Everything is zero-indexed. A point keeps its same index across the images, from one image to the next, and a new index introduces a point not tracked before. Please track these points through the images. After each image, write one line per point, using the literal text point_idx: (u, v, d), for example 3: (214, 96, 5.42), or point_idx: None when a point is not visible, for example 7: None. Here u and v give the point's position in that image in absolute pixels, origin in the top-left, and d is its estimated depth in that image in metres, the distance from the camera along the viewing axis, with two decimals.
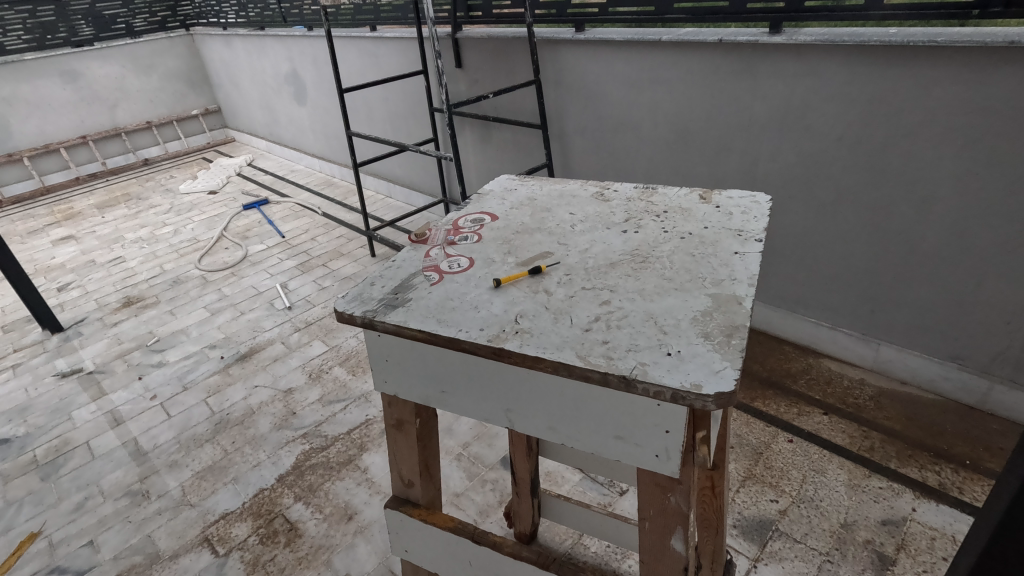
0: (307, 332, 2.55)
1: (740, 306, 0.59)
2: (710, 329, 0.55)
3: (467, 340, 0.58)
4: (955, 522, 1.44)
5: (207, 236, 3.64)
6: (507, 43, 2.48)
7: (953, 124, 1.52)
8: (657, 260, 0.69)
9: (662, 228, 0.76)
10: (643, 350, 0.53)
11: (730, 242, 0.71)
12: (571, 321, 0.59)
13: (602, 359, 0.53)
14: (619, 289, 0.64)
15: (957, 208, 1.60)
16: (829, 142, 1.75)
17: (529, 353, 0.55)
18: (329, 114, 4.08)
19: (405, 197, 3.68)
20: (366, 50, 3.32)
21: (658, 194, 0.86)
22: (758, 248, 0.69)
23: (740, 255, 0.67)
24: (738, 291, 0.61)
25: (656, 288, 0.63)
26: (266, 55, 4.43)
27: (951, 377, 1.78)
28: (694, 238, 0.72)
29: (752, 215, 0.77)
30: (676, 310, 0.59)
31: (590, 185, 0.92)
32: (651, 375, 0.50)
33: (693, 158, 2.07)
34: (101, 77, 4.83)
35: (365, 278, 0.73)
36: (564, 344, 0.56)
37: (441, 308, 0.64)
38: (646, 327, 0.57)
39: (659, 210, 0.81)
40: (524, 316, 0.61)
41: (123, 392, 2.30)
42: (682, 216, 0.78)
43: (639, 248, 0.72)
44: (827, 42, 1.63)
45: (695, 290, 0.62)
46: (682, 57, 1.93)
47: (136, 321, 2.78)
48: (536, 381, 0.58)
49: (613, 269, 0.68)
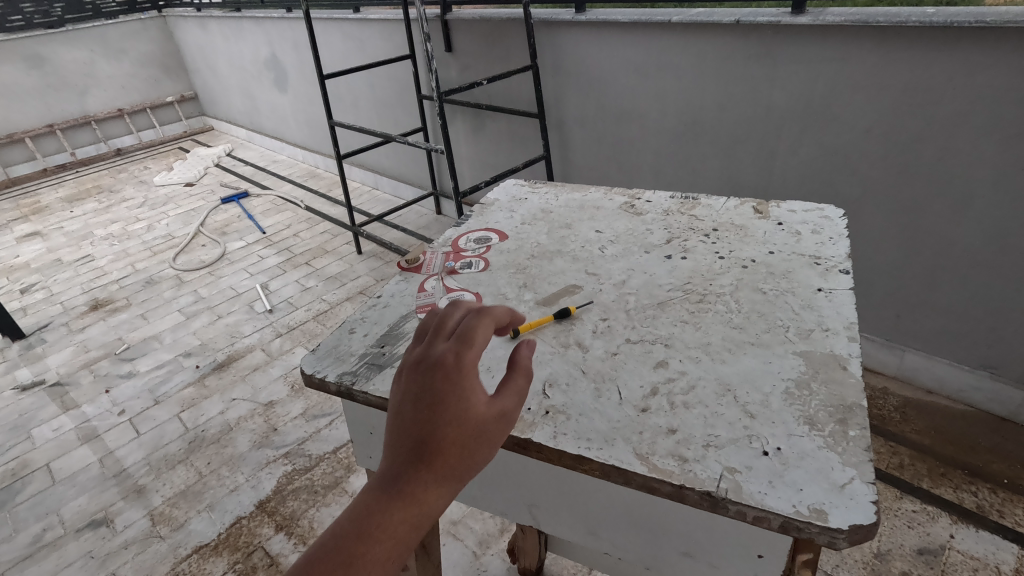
0: (289, 338, 2.39)
1: (842, 375, 0.68)
2: (817, 418, 0.63)
3: None
4: (998, 551, 1.33)
5: (183, 231, 3.43)
6: (500, 25, 2.30)
7: (997, 117, 1.38)
8: (712, 301, 0.82)
9: (719, 253, 0.92)
10: (728, 449, 0.60)
11: (814, 275, 0.84)
12: (621, 399, 0.67)
13: (674, 462, 0.60)
14: (674, 347, 0.74)
15: (997, 209, 1.46)
16: (856, 136, 1.60)
17: (571, 451, 0.62)
18: (312, 103, 3.88)
19: (392, 189, 3.50)
20: (348, 34, 3.12)
21: (699, 207, 1.05)
22: (836, 284, 0.82)
23: (825, 294, 0.80)
24: (843, 352, 0.71)
25: (723, 344, 0.74)
26: (244, 38, 4.20)
27: (983, 388, 1.66)
28: (755, 265, 0.88)
29: (814, 233, 0.94)
30: (762, 380, 0.68)
31: (621, 197, 1.12)
32: (746, 492, 0.56)
33: (704, 150, 1.91)
34: (68, 62, 4.56)
35: (353, 330, 0.85)
36: (617, 435, 0.63)
37: None
38: (729, 410, 0.65)
39: (709, 228, 0.99)
40: (553, 385, 0.70)
41: (89, 407, 2.12)
42: (742, 240, 0.95)
43: (691, 281, 0.86)
44: (857, 23, 1.46)
45: (781, 347, 0.73)
46: (692, 41, 1.77)
47: (106, 326, 2.60)
48: (585, 486, 0.68)
49: (666, 314, 0.80)
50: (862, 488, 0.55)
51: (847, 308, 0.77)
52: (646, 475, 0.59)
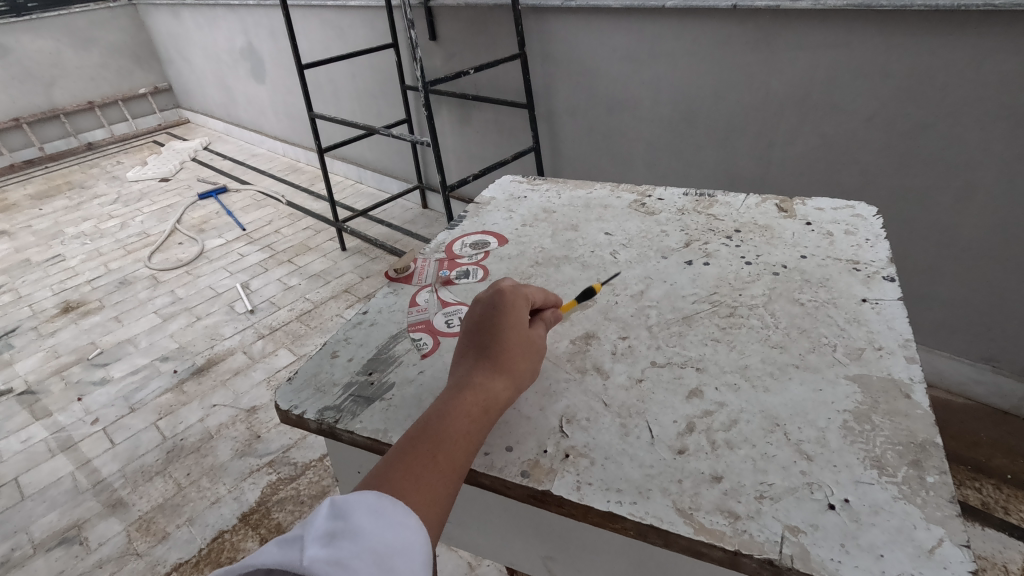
0: (271, 340, 2.30)
1: (905, 407, 0.64)
2: (884, 461, 0.59)
3: (485, 474, 0.62)
4: (1005, 549, 1.32)
5: (158, 229, 3.31)
6: (487, 12, 2.21)
7: (1006, 105, 1.34)
8: (745, 317, 0.78)
9: (745, 257, 0.89)
10: (787, 502, 0.56)
11: (858, 286, 0.81)
12: (653, 438, 0.63)
13: (723, 519, 0.55)
14: (708, 371, 0.71)
15: (1004, 200, 1.42)
16: (858, 125, 1.55)
17: (600, 507, 0.57)
18: (292, 94, 3.75)
19: (377, 183, 3.41)
20: (328, 22, 3.00)
21: (716, 205, 1.03)
22: (880, 294, 0.79)
23: (869, 305, 0.77)
24: (904, 377, 0.67)
25: (767, 367, 0.70)
26: (218, 27, 4.04)
27: (984, 381, 1.64)
28: (786, 271, 0.85)
29: (846, 234, 0.91)
30: (815, 412, 0.64)
31: (630, 194, 1.09)
32: (815, 560, 0.51)
33: (700, 141, 1.86)
34: (33, 52, 4.37)
35: (337, 355, 0.81)
36: (652, 486, 0.58)
37: (418, 411, 0.70)
38: (780, 452, 0.60)
39: (729, 229, 0.96)
40: (572, 421, 0.66)
41: (60, 415, 2.02)
42: (769, 243, 0.92)
43: (719, 291, 0.83)
44: (860, 6, 1.40)
45: (831, 372, 0.69)
46: (688, 28, 1.70)
47: (77, 330, 2.49)
48: (601, 537, 0.64)
49: (694, 332, 0.76)
50: (953, 554, 0.50)
51: (897, 322, 0.74)
52: (692, 538, 0.54)
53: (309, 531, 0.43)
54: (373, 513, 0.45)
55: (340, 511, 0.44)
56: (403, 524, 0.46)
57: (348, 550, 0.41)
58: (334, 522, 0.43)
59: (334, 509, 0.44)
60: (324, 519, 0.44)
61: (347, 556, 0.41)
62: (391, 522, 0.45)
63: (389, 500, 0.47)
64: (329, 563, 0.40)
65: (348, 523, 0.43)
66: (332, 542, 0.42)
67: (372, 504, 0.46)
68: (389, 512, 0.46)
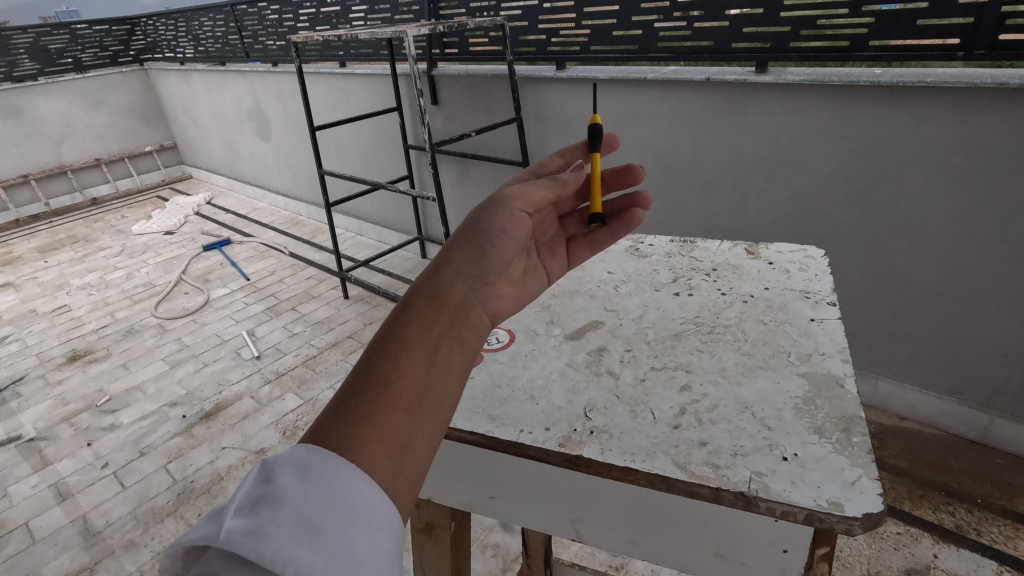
0: (278, 385, 2.37)
1: (840, 392, 0.77)
2: (825, 426, 0.72)
3: (531, 444, 0.73)
4: (979, 568, 1.42)
5: (164, 279, 3.41)
6: (486, 80, 2.45)
7: (943, 163, 1.54)
8: (724, 334, 0.91)
9: (720, 290, 1.03)
10: (754, 456, 0.68)
11: (810, 308, 0.95)
12: (655, 418, 0.75)
13: (709, 468, 0.67)
14: (696, 374, 0.83)
15: (950, 244, 1.61)
16: (821, 180, 1.74)
17: (618, 463, 0.68)
18: (296, 151, 3.96)
19: (377, 234, 3.57)
20: (335, 86, 3.24)
21: (697, 248, 1.18)
22: (826, 315, 0.93)
23: (817, 323, 0.91)
24: (841, 372, 0.80)
25: (741, 369, 0.83)
26: (227, 89, 4.29)
27: (952, 411, 1.77)
28: (755, 299, 1.00)
29: (801, 270, 1.06)
30: (776, 398, 0.77)
31: (626, 240, 1.24)
32: (774, 491, 0.63)
33: (683, 195, 2.04)
34: (45, 113, 4.59)
35: None
36: (657, 449, 0.70)
37: (485, 404, 0.80)
38: (751, 427, 0.73)
39: (707, 268, 1.11)
40: (594, 411, 0.77)
41: (69, 461, 2.06)
42: (739, 279, 1.06)
43: (701, 315, 0.97)
44: (815, 82, 1.63)
45: (789, 372, 0.82)
46: (668, 95, 1.92)
47: (85, 378, 2.54)
48: (625, 499, 0.73)
49: (682, 345, 0.90)
50: (870, 485, 0.63)
51: (838, 334, 0.88)
52: (687, 481, 0.65)
53: (236, 501, 0.41)
54: (300, 472, 0.41)
55: (267, 475, 0.42)
56: (332, 473, 0.41)
57: (266, 517, 0.38)
58: (260, 489, 0.41)
59: (263, 474, 0.43)
60: (252, 487, 0.42)
61: (264, 523, 0.38)
62: (322, 481, 0.41)
63: (320, 453, 0.42)
64: (244, 532, 0.38)
65: (272, 487, 0.41)
66: (255, 510, 0.40)
67: (301, 460, 0.42)
68: (319, 468, 0.41)
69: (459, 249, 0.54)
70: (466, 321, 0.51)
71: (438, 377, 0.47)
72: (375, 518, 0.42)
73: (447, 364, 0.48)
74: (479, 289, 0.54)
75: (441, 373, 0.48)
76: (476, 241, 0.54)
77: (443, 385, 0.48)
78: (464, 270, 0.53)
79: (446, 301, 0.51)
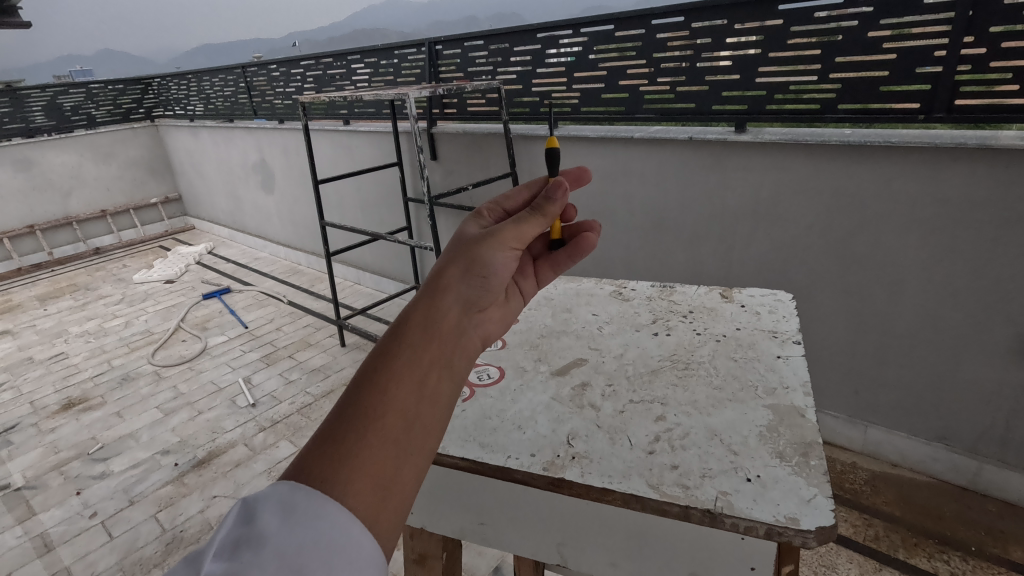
0: (272, 432, 2.37)
1: (801, 421, 0.81)
2: (786, 451, 0.76)
3: (516, 468, 0.76)
4: None
5: (161, 327, 3.44)
6: (482, 137, 2.58)
7: (914, 215, 1.63)
8: (698, 369, 0.96)
9: (695, 330, 1.09)
10: (719, 477, 0.72)
11: (777, 347, 1.01)
12: (632, 444, 0.79)
13: (679, 488, 0.70)
14: (670, 406, 0.87)
15: (927, 291, 1.67)
16: (802, 230, 1.82)
17: (597, 484, 0.72)
18: (298, 203, 4.09)
19: (375, 283, 3.64)
20: (339, 142, 3.40)
21: (676, 292, 1.24)
22: (792, 353, 0.98)
23: (783, 359, 0.97)
24: (801, 403, 0.85)
25: (711, 400, 0.88)
26: (234, 144, 4.47)
27: (941, 457, 1.79)
28: (727, 338, 1.05)
29: (770, 312, 1.13)
30: (741, 426, 0.81)
31: (610, 285, 1.30)
32: (737, 507, 0.67)
33: (671, 245, 2.12)
34: (56, 166, 4.74)
35: None
36: (633, 472, 0.73)
37: (473, 433, 0.84)
38: (719, 452, 0.77)
39: (684, 310, 1.17)
40: (575, 439, 0.81)
41: (57, 510, 2.03)
42: (713, 320, 1.12)
43: (677, 352, 1.02)
44: (790, 141, 1.75)
45: (754, 403, 0.86)
46: (653, 152, 2.04)
47: (78, 426, 2.53)
48: (606, 521, 0.75)
49: (659, 379, 0.94)
50: (826, 502, 0.67)
51: (801, 370, 0.93)
52: (658, 500, 0.69)
53: (216, 544, 0.40)
54: (283, 511, 0.40)
55: (250, 515, 0.41)
56: (317, 511, 0.40)
57: (247, 559, 0.38)
58: (242, 530, 0.40)
59: (245, 515, 0.42)
60: (233, 528, 0.41)
61: (244, 564, 0.37)
62: (306, 520, 0.40)
63: (304, 490, 0.41)
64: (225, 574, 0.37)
65: (254, 527, 0.40)
66: (235, 552, 0.39)
67: (284, 498, 0.41)
68: (303, 507, 0.40)
69: (452, 273, 0.54)
70: (458, 346, 0.51)
71: (426, 407, 0.47)
72: (359, 557, 0.41)
73: (436, 394, 0.48)
74: (471, 316, 0.54)
75: (430, 403, 0.47)
76: (473, 267, 0.55)
77: (431, 418, 0.47)
78: (459, 293, 0.54)
79: (440, 327, 0.50)
